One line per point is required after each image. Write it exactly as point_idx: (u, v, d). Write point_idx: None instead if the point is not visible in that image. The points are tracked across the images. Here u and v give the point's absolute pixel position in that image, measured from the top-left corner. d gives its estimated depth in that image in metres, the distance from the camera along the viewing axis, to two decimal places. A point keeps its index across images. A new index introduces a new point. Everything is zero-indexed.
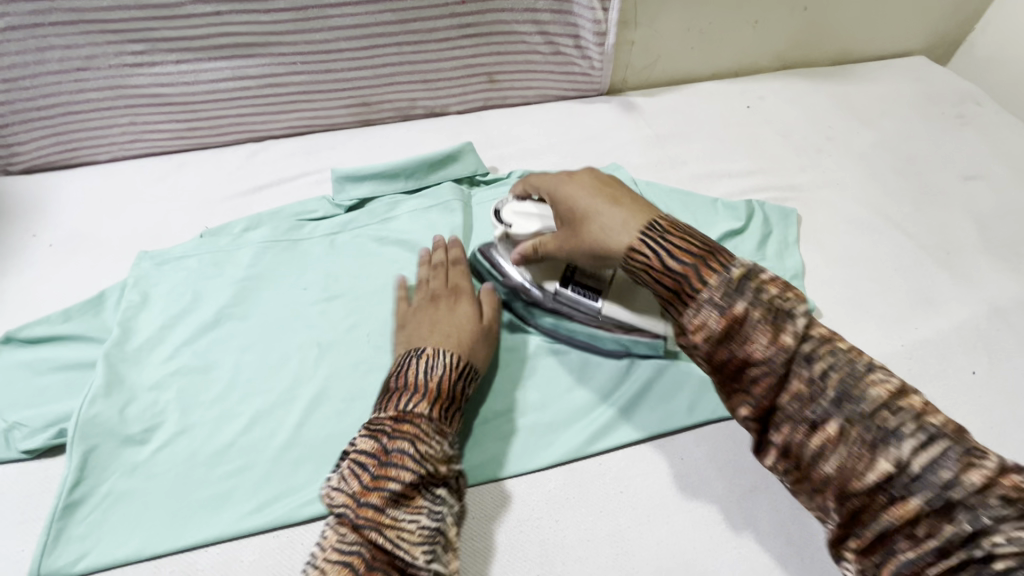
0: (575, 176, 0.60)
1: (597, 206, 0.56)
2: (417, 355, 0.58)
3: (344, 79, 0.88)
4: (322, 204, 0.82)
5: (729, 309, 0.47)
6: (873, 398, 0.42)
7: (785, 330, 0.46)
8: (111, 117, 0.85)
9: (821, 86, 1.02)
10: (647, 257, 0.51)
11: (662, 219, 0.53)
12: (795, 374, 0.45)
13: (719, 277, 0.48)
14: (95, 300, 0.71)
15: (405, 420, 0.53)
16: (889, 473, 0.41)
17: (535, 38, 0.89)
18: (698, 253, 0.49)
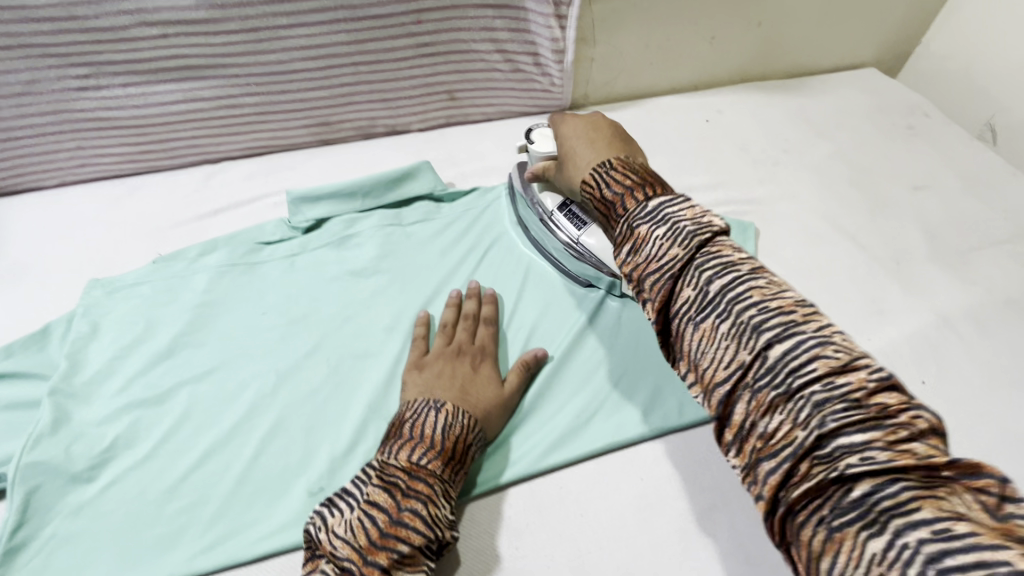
0: (568, 123, 0.66)
1: (580, 149, 0.63)
2: (435, 408, 0.57)
3: (301, 99, 0.87)
4: (279, 227, 0.81)
5: (702, 324, 0.44)
6: (812, 368, 0.39)
7: (734, 292, 0.44)
8: (58, 142, 0.82)
9: (777, 99, 1.05)
10: (593, 190, 0.56)
11: (614, 158, 0.56)
12: (765, 386, 0.40)
13: (639, 207, 0.50)
14: (39, 334, 0.68)
15: (418, 475, 0.52)
16: (808, 446, 0.37)
17: (494, 56, 0.89)
18: (637, 184, 0.52)
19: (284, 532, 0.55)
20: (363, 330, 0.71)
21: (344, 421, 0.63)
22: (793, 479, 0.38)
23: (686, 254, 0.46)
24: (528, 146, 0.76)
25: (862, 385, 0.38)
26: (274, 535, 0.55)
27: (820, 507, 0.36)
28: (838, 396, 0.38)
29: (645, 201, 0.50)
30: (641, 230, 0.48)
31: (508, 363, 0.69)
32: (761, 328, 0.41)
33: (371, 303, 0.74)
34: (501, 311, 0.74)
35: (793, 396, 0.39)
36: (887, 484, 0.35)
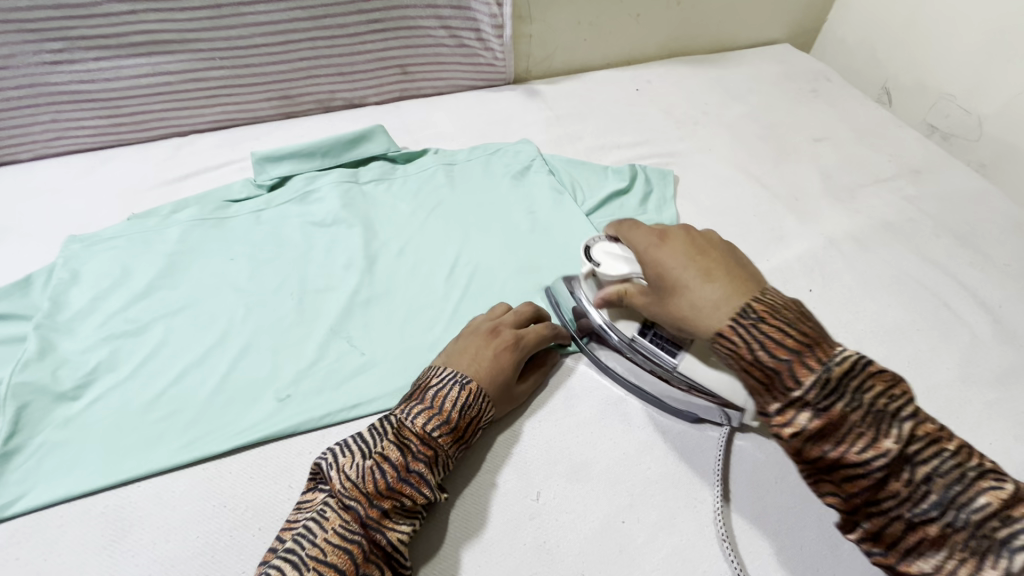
0: (670, 244, 0.58)
1: (694, 284, 0.54)
2: (461, 383, 0.59)
3: (263, 74, 0.95)
4: (245, 185, 0.88)
5: (766, 342, 0.49)
6: (919, 437, 0.46)
7: (850, 380, 0.47)
8: (33, 115, 0.88)
9: (699, 70, 1.17)
10: (734, 345, 0.51)
11: (755, 304, 0.51)
12: (811, 386, 0.47)
13: (814, 378, 0.47)
14: (22, 282, 0.74)
15: (429, 443, 0.56)
16: (934, 517, 0.44)
17: (440, 32, 0.99)
18: (800, 346, 0.48)
19: (255, 430, 0.63)
20: (324, 268, 0.79)
21: (307, 342, 0.71)
22: (843, 465, 0.46)
23: (823, 379, 0.47)
24: (591, 270, 0.65)
25: (960, 449, 0.45)
26: (245, 432, 0.62)
27: (865, 489, 0.46)
28: (876, 393, 0.46)
29: (817, 367, 0.47)
30: (778, 362, 0.48)
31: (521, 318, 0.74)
32: (821, 360, 0.48)
33: (330, 247, 0.82)
34: (450, 248, 0.83)
35: (841, 399, 0.46)
36: (989, 516, 0.43)
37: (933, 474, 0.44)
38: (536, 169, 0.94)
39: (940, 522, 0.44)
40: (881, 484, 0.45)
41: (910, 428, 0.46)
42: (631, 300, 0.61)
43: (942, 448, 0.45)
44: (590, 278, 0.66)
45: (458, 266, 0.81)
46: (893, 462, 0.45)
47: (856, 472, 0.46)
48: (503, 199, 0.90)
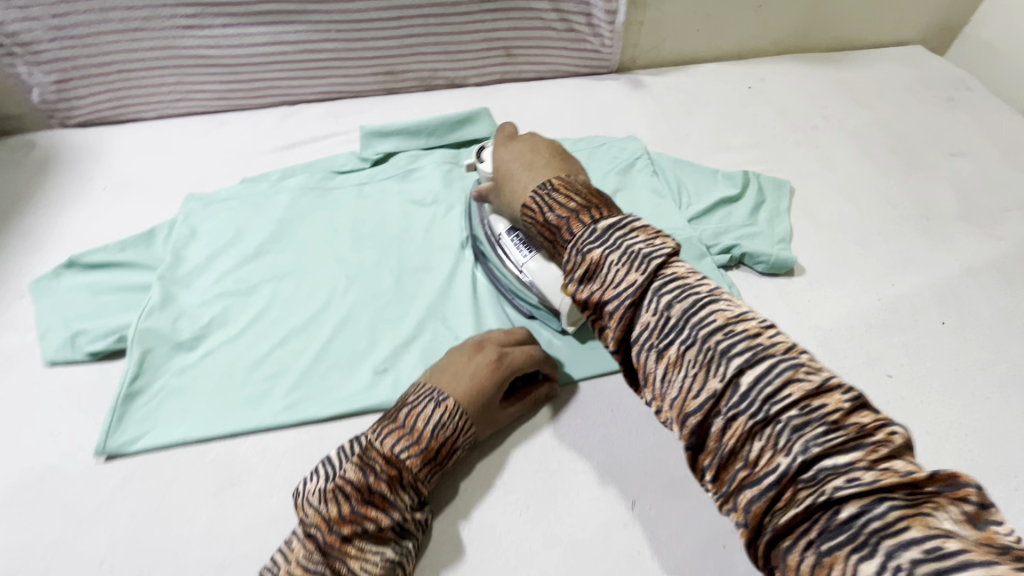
0: (509, 148, 0.65)
1: (518, 172, 0.62)
2: (436, 401, 0.57)
3: (373, 48, 0.96)
4: (350, 158, 0.90)
5: (586, 256, 0.49)
6: (786, 392, 0.40)
7: (699, 315, 0.44)
8: (162, 76, 0.93)
9: (819, 70, 1.08)
10: (535, 212, 0.56)
11: (555, 179, 0.57)
12: (738, 414, 0.40)
13: (586, 230, 0.51)
14: (147, 234, 0.79)
15: (396, 466, 0.54)
16: (792, 473, 0.38)
17: (551, 15, 0.96)
18: (581, 207, 0.53)
19: (354, 399, 0.64)
20: (423, 246, 0.80)
21: (404, 320, 0.72)
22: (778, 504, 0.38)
23: (595, 233, 0.50)
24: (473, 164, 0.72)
25: (838, 406, 0.39)
26: (345, 401, 0.64)
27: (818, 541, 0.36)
28: (769, 363, 0.41)
29: (591, 223, 0.51)
30: (591, 254, 0.49)
31: None
32: (657, 290, 0.46)
33: (429, 226, 0.82)
34: None
35: (772, 426, 0.39)
36: (874, 505, 0.35)
37: (874, 501, 0.35)
38: (641, 167, 0.89)
39: (733, 400, 0.41)
40: (756, 460, 0.39)
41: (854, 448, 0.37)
42: (491, 197, 0.68)
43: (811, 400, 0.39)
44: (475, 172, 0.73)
45: None
46: (835, 495, 0.36)
47: (719, 429, 0.41)
48: None
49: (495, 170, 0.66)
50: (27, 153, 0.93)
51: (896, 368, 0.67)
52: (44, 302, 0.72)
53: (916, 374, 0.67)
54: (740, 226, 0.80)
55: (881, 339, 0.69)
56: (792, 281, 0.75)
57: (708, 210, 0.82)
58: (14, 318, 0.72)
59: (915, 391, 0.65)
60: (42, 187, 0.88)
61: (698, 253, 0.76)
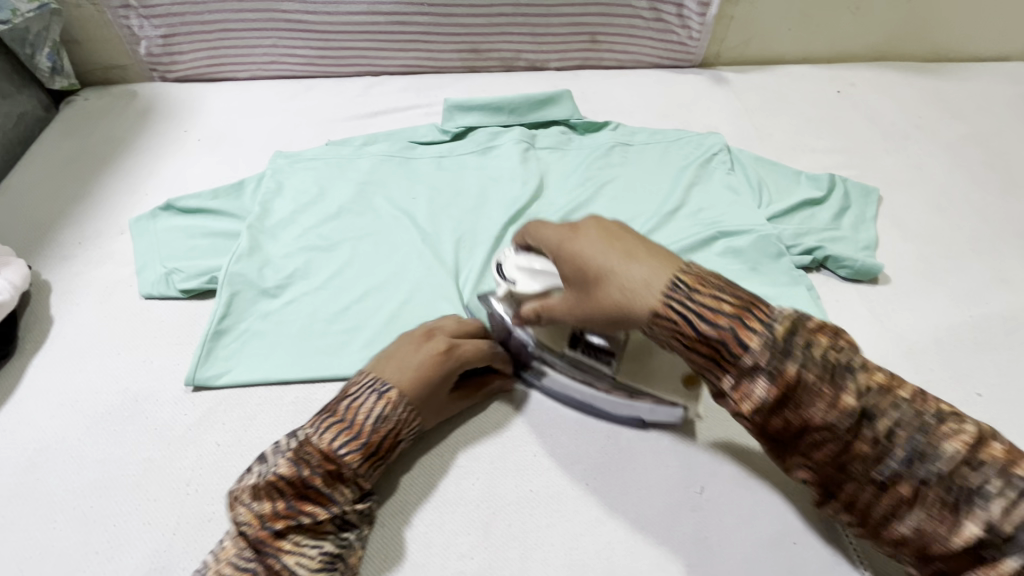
0: (579, 236, 0.52)
1: (616, 264, 0.49)
2: (377, 393, 0.56)
3: (461, 25, 0.97)
4: (431, 130, 0.92)
5: (780, 375, 0.44)
6: (942, 450, 0.42)
7: (843, 385, 0.44)
8: (259, 38, 0.97)
9: (914, 79, 1.04)
10: (675, 322, 0.47)
11: (683, 275, 0.47)
12: (802, 366, 0.44)
13: (761, 341, 0.44)
14: (238, 186, 0.83)
15: (334, 460, 0.52)
16: (950, 521, 0.41)
17: (641, 3, 0.95)
18: (737, 312, 0.46)
19: None
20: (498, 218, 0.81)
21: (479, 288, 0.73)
22: (853, 456, 0.44)
23: (771, 342, 0.44)
24: (506, 288, 0.58)
25: (987, 451, 0.41)
26: None
27: (877, 488, 0.44)
28: (891, 407, 0.43)
29: (763, 329, 0.45)
30: (786, 370, 0.44)
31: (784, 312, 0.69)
32: (800, 368, 0.44)
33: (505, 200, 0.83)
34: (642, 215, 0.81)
35: (818, 364, 0.44)
36: None
37: (939, 466, 0.41)
38: (719, 162, 0.87)
39: (890, 464, 0.43)
40: (914, 513, 0.43)
41: (936, 433, 0.42)
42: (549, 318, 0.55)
43: (964, 449, 0.41)
44: (509, 297, 0.59)
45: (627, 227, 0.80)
46: (905, 461, 0.42)
47: (872, 489, 0.44)
48: (671, 189, 0.84)
49: (564, 267, 0.52)
50: (129, 102, 0.99)
51: (987, 387, 0.64)
52: (142, 240, 0.77)
53: (1010, 395, 0.63)
54: (823, 228, 0.78)
55: (972, 357, 0.66)
56: (877, 289, 0.73)
57: (790, 210, 0.80)
58: (114, 251, 0.76)
59: (1008, 413, 0.62)
60: (141, 134, 0.93)
61: (776, 250, 0.74)
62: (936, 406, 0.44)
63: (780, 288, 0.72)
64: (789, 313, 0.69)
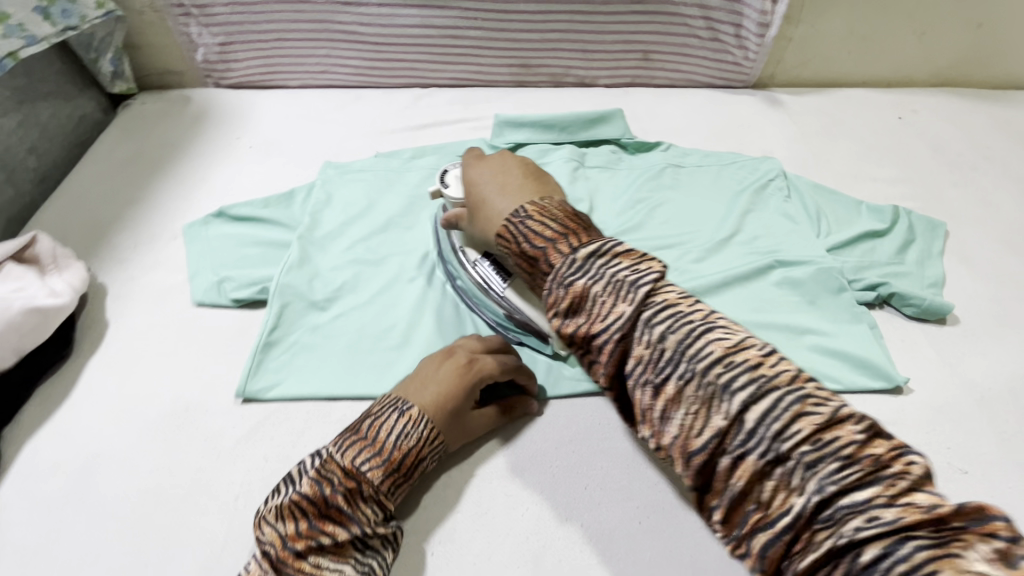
0: (485, 164, 0.66)
1: (492, 196, 0.62)
2: (399, 411, 0.55)
3: (514, 40, 0.97)
4: (481, 144, 0.91)
5: (572, 287, 0.51)
6: (796, 429, 0.41)
7: (695, 346, 0.45)
8: (313, 48, 0.98)
9: (980, 107, 1.00)
10: (510, 243, 0.57)
11: (529, 206, 0.58)
12: (665, 377, 0.46)
13: (564, 260, 0.52)
14: (288, 195, 0.84)
15: (355, 478, 0.52)
16: (808, 513, 0.40)
17: (698, 23, 0.94)
18: (556, 233, 0.54)
19: None
20: None
21: None
22: (717, 475, 0.44)
23: (572, 263, 0.51)
24: (439, 190, 0.71)
25: (851, 440, 0.40)
26: None
27: (747, 496, 0.43)
28: (749, 380, 0.43)
29: (570, 253, 0.52)
30: (575, 286, 0.51)
31: (845, 350, 0.66)
32: (648, 321, 0.48)
33: None
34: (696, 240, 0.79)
35: (699, 384, 0.44)
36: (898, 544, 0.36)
37: (817, 476, 0.39)
38: (775, 189, 0.84)
39: (739, 439, 0.42)
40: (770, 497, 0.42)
41: (786, 414, 0.41)
42: (461, 224, 0.67)
43: (821, 434, 0.40)
44: (441, 198, 0.72)
45: (679, 251, 0.78)
46: (769, 462, 0.41)
47: (723, 470, 0.43)
48: (724, 215, 0.82)
49: (467, 194, 0.66)
50: (184, 107, 1.01)
51: None
52: (195, 246, 0.77)
53: None
54: (886, 262, 0.75)
55: None
56: (946, 330, 0.70)
57: (850, 242, 0.77)
58: (168, 256, 0.77)
59: None
60: (195, 139, 0.95)
61: (838, 285, 0.71)
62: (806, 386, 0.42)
63: (843, 325, 0.69)
64: (854, 352, 0.66)
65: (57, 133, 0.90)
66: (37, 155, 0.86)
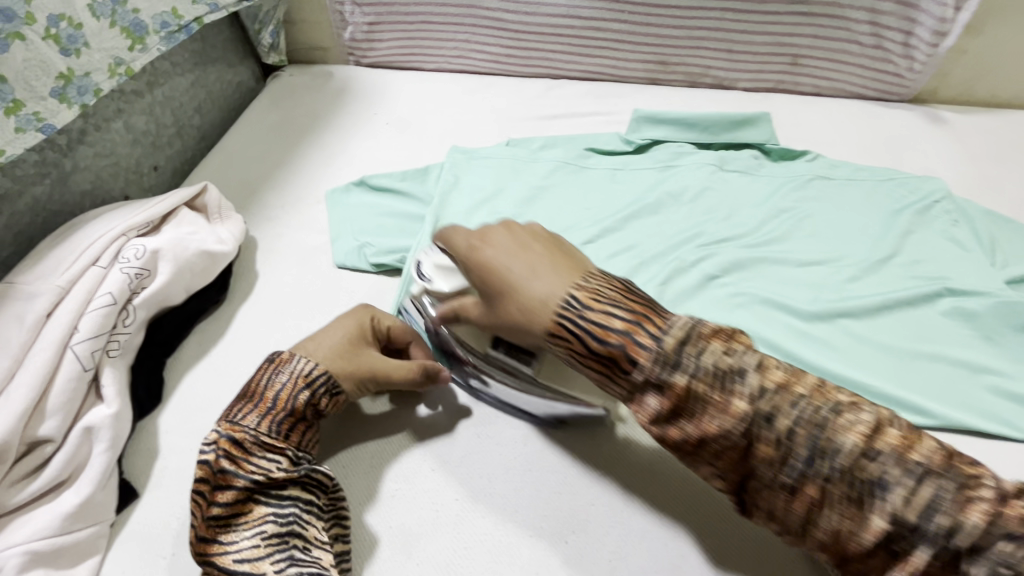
0: (493, 242, 0.57)
1: (522, 278, 0.53)
2: (269, 362, 0.57)
3: (656, 36, 0.95)
4: (614, 139, 0.89)
5: (671, 389, 0.44)
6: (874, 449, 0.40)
7: (726, 364, 0.44)
8: (454, 33, 1.00)
9: None
10: (569, 339, 0.49)
11: (579, 292, 0.50)
12: (677, 375, 0.44)
13: (651, 353, 0.45)
14: (422, 171, 0.85)
15: (231, 432, 0.52)
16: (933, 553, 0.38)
17: (862, 28, 0.87)
18: (630, 325, 0.47)
19: None
20: (681, 237, 0.76)
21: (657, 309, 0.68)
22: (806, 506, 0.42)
23: (660, 355, 0.45)
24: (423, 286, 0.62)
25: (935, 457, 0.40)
26: None
27: None
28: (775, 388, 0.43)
29: (654, 342, 0.45)
30: (676, 384, 0.44)
31: (1023, 393, 0.60)
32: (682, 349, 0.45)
33: (690, 221, 0.78)
34: (851, 258, 0.73)
35: (716, 381, 0.44)
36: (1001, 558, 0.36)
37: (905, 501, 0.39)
38: (941, 212, 0.77)
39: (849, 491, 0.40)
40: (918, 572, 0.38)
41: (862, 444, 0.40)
42: (468, 314, 0.57)
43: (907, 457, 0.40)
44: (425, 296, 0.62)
45: (832, 267, 0.72)
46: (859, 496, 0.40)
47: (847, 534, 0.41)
48: (880, 234, 0.75)
49: (478, 275, 0.55)
50: (327, 81, 1.05)
51: None
52: (336, 211, 0.80)
53: None
54: None
55: None
56: None
57: None
58: (311, 219, 0.81)
59: None
60: (335, 112, 0.99)
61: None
62: (833, 398, 0.43)
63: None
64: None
65: (218, 96, 0.96)
66: (201, 115, 0.93)
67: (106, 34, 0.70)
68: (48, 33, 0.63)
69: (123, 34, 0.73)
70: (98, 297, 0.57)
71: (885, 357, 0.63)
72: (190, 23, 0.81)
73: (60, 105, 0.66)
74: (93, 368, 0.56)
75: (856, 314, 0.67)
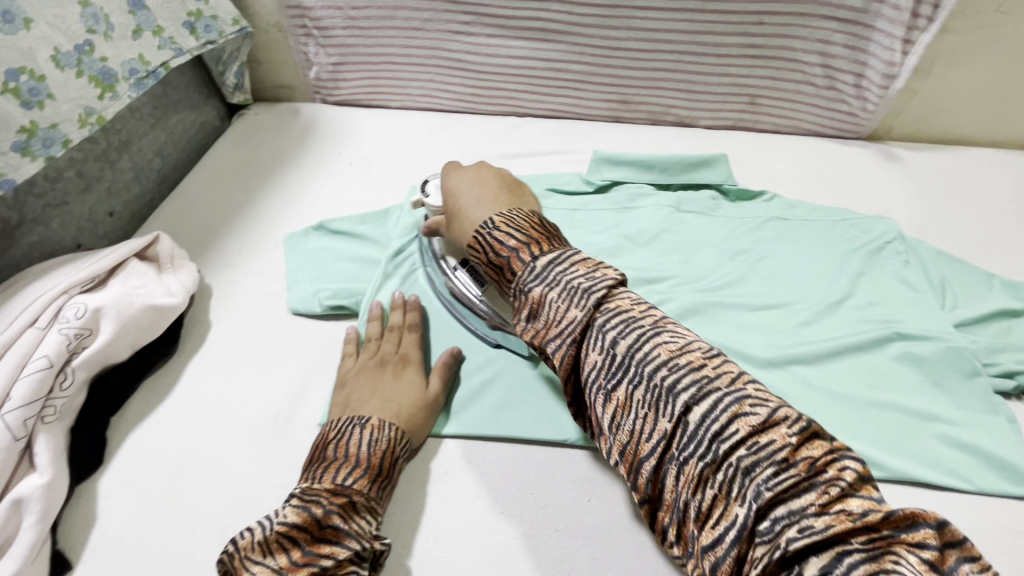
0: (460, 174, 0.70)
1: (467, 204, 0.66)
2: (360, 424, 0.57)
3: (616, 76, 0.96)
4: (575, 179, 0.90)
5: (669, 437, 0.45)
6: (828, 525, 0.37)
7: (689, 383, 0.44)
8: (418, 73, 1.01)
9: None
10: (479, 254, 0.61)
11: (497, 217, 0.60)
12: (669, 420, 0.45)
13: (525, 268, 0.55)
14: (382, 214, 0.85)
15: (343, 493, 0.51)
16: None
17: (815, 70, 0.89)
18: (522, 244, 0.57)
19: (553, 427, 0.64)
20: (639, 281, 0.76)
21: None
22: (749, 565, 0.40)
23: (533, 272, 0.55)
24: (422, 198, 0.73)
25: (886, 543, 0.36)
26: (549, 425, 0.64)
27: None
28: (743, 424, 0.41)
29: (531, 262, 0.55)
30: (534, 293, 0.54)
31: (971, 443, 0.60)
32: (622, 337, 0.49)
33: (647, 264, 0.79)
34: (805, 302, 0.73)
35: (698, 427, 0.43)
36: None
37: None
38: (892, 253, 0.78)
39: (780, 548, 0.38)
40: None
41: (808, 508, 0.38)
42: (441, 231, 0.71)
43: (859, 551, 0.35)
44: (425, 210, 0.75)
45: (786, 312, 0.72)
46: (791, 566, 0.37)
47: None
48: (834, 276, 0.76)
49: (444, 199, 0.69)
50: (292, 120, 1.06)
51: None
52: (294, 255, 0.80)
53: None
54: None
55: None
56: None
57: (980, 319, 0.70)
58: (268, 264, 0.80)
59: None
60: (299, 151, 0.99)
61: (971, 368, 0.64)
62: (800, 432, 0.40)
63: (972, 414, 0.62)
64: (988, 449, 0.59)
65: (180, 138, 0.96)
66: (161, 157, 0.92)
67: (73, 84, 0.70)
68: (6, 87, 0.63)
69: (92, 83, 0.72)
70: (34, 360, 0.56)
71: (836, 405, 0.64)
72: (157, 68, 0.81)
73: (22, 159, 0.65)
74: (25, 436, 0.54)
75: (809, 360, 0.67)
